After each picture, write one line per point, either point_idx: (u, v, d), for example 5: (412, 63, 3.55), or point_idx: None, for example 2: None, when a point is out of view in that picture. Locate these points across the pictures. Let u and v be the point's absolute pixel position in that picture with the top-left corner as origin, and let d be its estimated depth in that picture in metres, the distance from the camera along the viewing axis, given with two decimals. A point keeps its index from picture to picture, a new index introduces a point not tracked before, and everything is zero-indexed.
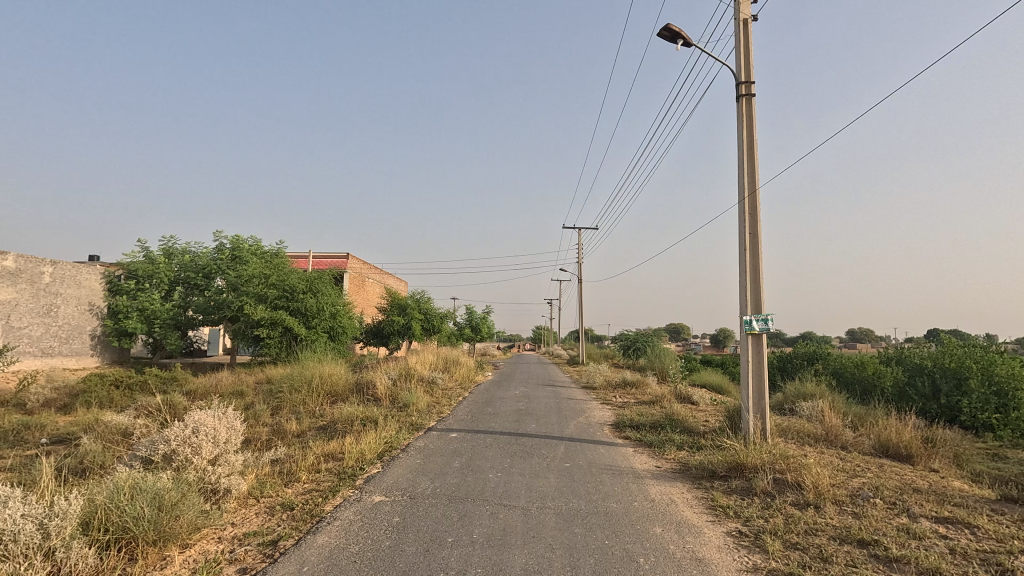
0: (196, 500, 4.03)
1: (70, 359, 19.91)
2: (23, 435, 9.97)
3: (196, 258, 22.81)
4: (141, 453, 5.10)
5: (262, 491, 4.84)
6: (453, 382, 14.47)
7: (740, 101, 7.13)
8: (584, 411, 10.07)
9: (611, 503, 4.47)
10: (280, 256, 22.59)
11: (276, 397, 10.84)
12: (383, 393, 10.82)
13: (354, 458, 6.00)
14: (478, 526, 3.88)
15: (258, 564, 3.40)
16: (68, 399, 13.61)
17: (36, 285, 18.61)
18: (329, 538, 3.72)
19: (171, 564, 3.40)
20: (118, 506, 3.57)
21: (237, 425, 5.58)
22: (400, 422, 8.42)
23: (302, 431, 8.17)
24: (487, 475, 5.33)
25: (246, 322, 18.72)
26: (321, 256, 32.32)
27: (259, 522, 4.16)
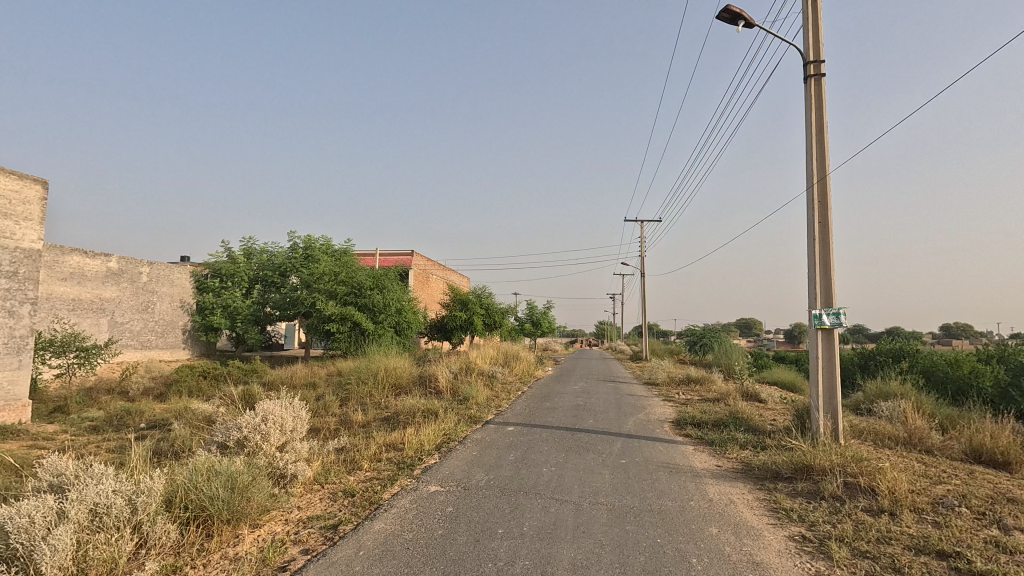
0: (265, 484, 4.30)
1: (165, 351, 21.71)
2: (124, 420, 10.98)
3: (272, 257, 24.50)
4: (217, 439, 5.50)
5: (326, 478, 5.08)
6: (513, 376, 14.58)
7: (808, 82, 6.73)
8: (644, 407, 9.88)
9: (666, 501, 4.37)
10: (348, 255, 23.62)
11: (346, 389, 11.37)
12: (444, 386, 11.08)
13: (413, 448, 6.19)
14: (529, 518, 3.91)
15: (319, 546, 3.59)
16: (162, 388, 14.87)
17: (137, 284, 20.32)
18: (384, 525, 3.87)
19: (243, 542, 3.66)
20: (196, 487, 3.88)
21: (304, 414, 5.90)
22: (460, 415, 8.57)
23: (367, 422, 8.50)
24: (541, 469, 5.34)
25: (319, 317, 19.75)
26: (387, 254, 33.49)
27: (322, 507, 4.38)
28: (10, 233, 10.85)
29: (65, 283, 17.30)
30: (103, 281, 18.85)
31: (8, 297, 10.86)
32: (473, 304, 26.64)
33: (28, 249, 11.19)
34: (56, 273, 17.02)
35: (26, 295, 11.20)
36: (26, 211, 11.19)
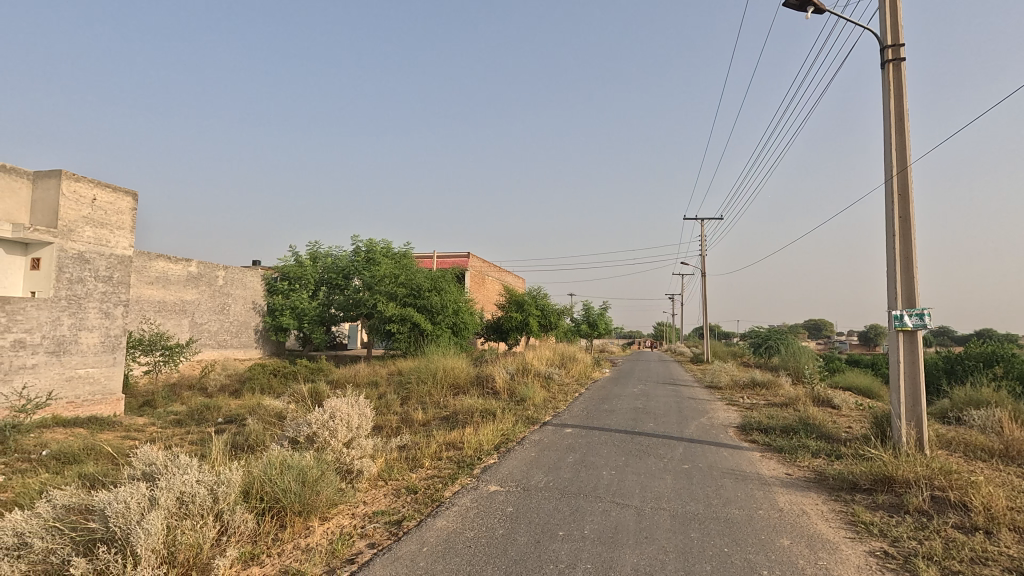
0: (333, 478, 4.49)
1: (239, 351, 23.02)
2: (204, 415, 11.74)
3: (337, 260, 25.58)
4: (289, 434, 5.78)
5: (390, 475, 5.23)
6: (570, 378, 14.52)
7: (885, 68, 6.32)
8: (706, 411, 9.57)
9: (732, 510, 4.21)
10: (408, 257, 24.26)
11: (406, 388, 11.67)
12: (501, 387, 11.16)
13: (472, 447, 6.28)
14: (590, 522, 3.87)
15: (384, 540, 3.70)
16: (237, 385, 15.82)
17: (214, 287, 21.63)
18: (447, 522, 3.94)
19: (314, 534, 3.83)
20: (270, 479, 4.10)
21: (369, 411, 6.11)
22: (518, 416, 8.60)
23: (427, 420, 8.70)
24: (601, 471, 5.27)
25: (380, 318, 20.45)
26: (445, 256, 34.14)
27: (386, 502, 4.51)
28: (106, 241, 11.84)
29: (152, 286, 18.68)
30: (185, 285, 20.19)
31: (105, 300, 11.83)
32: (529, 305, 26.71)
33: (121, 255, 12.16)
34: (144, 277, 18.39)
35: (119, 298, 12.17)
36: (119, 220, 12.17)
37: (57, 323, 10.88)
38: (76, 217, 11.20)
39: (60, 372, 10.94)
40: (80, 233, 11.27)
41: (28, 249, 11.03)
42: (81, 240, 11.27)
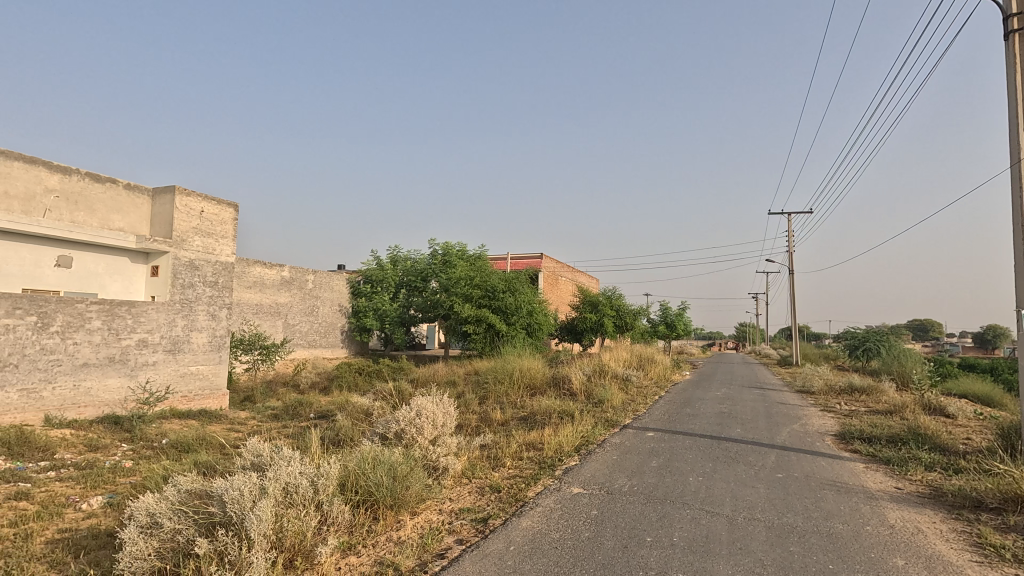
0: (421, 474, 4.65)
1: (327, 350, 24.39)
2: (298, 410, 12.56)
3: (415, 263, 26.61)
4: (378, 430, 6.05)
5: (473, 473, 5.35)
6: (648, 380, 14.15)
7: (1009, 40, 5.66)
8: (799, 417, 9.01)
9: (836, 524, 3.93)
10: (483, 259, 24.69)
11: (484, 387, 11.87)
12: (578, 388, 11.07)
13: (553, 448, 6.27)
14: (679, 529, 3.75)
15: (472, 537, 3.78)
16: (326, 382, 16.78)
17: (305, 290, 23.00)
18: (532, 522, 3.96)
19: (405, 527, 3.98)
20: (364, 474, 4.30)
21: (453, 410, 6.27)
22: (596, 417, 8.50)
23: (505, 420, 8.80)
24: (688, 478, 5.10)
25: (457, 319, 20.97)
26: (518, 257, 34.43)
27: (471, 500, 4.60)
28: (212, 249, 12.93)
29: (250, 290, 20.19)
30: (279, 289, 21.65)
31: (212, 303, 12.93)
32: (604, 305, 26.34)
33: (224, 262, 13.25)
34: (243, 281, 19.92)
35: (224, 301, 13.25)
36: (223, 230, 13.26)
37: (173, 324, 12.00)
38: (187, 227, 12.31)
39: (176, 369, 12.07)
40: (191, 243, 12.37)
41: (149, 257, 12.30)
42: (191, 249, 12.37)
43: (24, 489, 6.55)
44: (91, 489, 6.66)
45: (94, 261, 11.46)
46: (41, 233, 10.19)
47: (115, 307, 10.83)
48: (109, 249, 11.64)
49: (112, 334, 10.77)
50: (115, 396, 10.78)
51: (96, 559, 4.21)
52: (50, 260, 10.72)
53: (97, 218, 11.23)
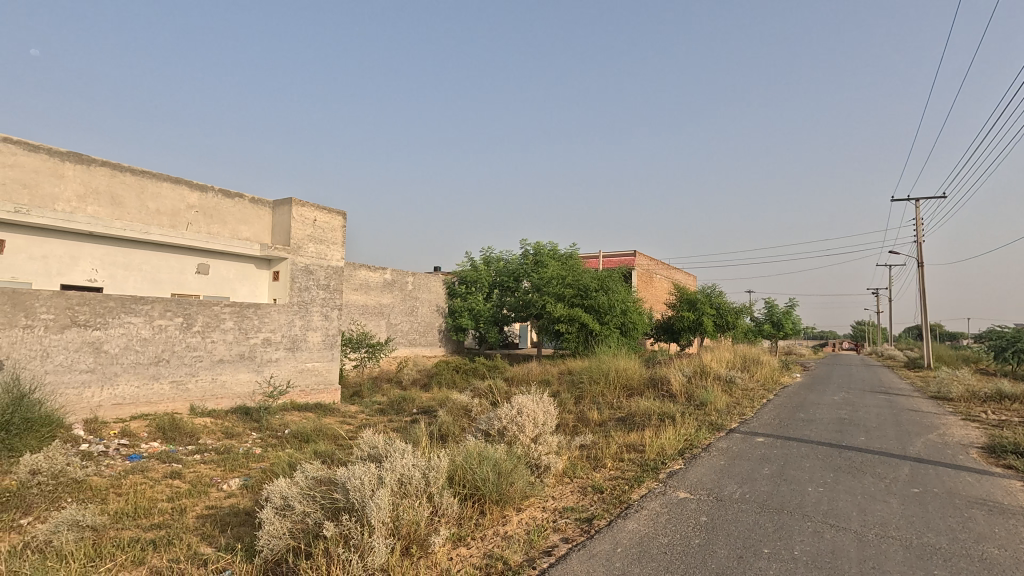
0: (524, 472, 4.72)
1: (426, 349, 25.46)
2: (402, 405, 13.24)
3: (508, 263, 27.13)
4: (481, 426, 6.23)
5: (575, 472, 5.36)
6: (754, 382, 13.34)
7: None
8: (936, 426, 8.06)
9: (989, 548, 3.49)
10: (574, 258, 24.57)
11: (579, 387, 11.81)
12: (678, 390, 10.69)
13: (655, 451, 6.11)
14: (799, 542, 3.51)
15: (578, 536, 3.79)
16: (426, 379, 17.56)
17: (405, 292, 24.15)
18: (638, 525, 3.89)
19: (511, 523, 4.08)
20: (470, 469, 4.45)
21: (553, 409, 6.31)
22: (699, 420, 8.16)
23: (603, 420, 8.71)
24: (806, 488, 4.75)
25: (549, 319, 21.04)
26: (611, 255, 33.86)
27: (574, 499, 4.61)
28: (324, 255, 13.98)
29: (357, 292, 21.57)
30: (382, 290, 22.90)
31: (324, 305, 13.97)
32: (703, 303, 25.18)
33: (335, 266, 14.26)
34: (351, 284, 21.32)
35: (335, 303, 14.26)
36: (333, 236, 14.26)
37: (292, 324, 13.11)
38: (303, 235, 13.41)
39: (295, 365, 13.19)
40: (306, 249, 13.44)
41: (271, 263, 13.53)
42: (306, 255, 13.46)
43: (177, 469, 7.48)
44: (229, 472, 7.47)
45: (226, 268, 12.79)
46: (184, 244, 11.54)
47: (244, 308, 12.03)
48: (239, 257, 12.94)
49: (242, 333, 11.96)
50: (246, 389, 12.00)
51: (238, 534, 4.72)
52: (192, 268, 12.11)
53: (228, 229, 12.55)
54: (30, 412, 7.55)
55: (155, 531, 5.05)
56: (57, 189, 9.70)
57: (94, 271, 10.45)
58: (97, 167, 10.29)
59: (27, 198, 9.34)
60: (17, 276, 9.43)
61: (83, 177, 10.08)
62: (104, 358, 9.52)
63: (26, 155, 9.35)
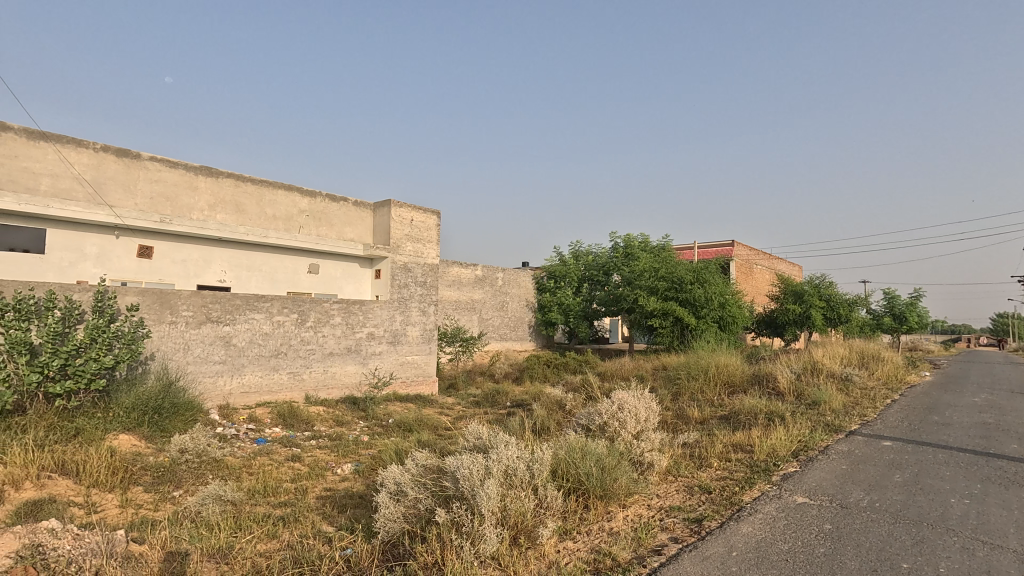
0: (628, 468, 4.64)
1: (517, 343, 25.77)
2: (496, 398, 13.53)
3: (597, 257, 26.82)
4: (581, 421, 6.21)
5: (679, 471, 5.20)
6: (874, 380, 12.19)
7: None
8: None
9: None
10: (667, 250, 23.76)
11: (676, 383, 11.42)
12: (786, 387, 10.02)
13: (766, 452, 5.77)
14: (945, 559, 3.16)
15: (687, 537, 3.67)
16: (518, 373, 17.82)
17: (496, 287, 24.58)
18: (753, 529, 3.69)
19: (616, 519, 4.04)
20: (573, 463, 4.45)
21: (655, 405, 6.14)
22: (814, 420, 7.59)
23: (704, 418, 8.37)
24: (948, 499, 4.26)
25: (641, 313, 20.54)
26: (706, 246, 32.36)
27: (680, 498, 4.47)
28: (421, 253, 14.56)
29: (450, 288, 22.27)
30: (473, 286, 23.47)
31: (422, 301, 14.57)
32: (811, 294, 23.18)
33: (431, 264, 14.80)
34: (444, 280, 22.06)
35: (431, 298, 14.82)
36: (429, 235, 14.82)
37: (393, 319, 13.80)
38: (401, 235, 14.05)
39: (397, 358, 13.90)
40: (404, 248, 14.09)
41: (373, 262, 14.33)
42: (404, 254, 14.10)
43: (297, 453, 8.16)
44: (342, 457, 8.05)
45: (334, 267, 13.71)
46: (297, 246, 12.52)
47: (350, 305, 12.84)
48: (344, 256, 13.83)
49: (349, 328, 12.78)
50: (353, 380, 12.83)
51: (356, 515, 5.06)
52: (304, 268, 13.12)
53: (335, 231, 13.44)
54: (176, 398, 8.57)
55: (283, 508, 5.56)
56: (192, 200, 10.89)
57: (223, 272, 11.63)
58: (224, 179, 11.41)
59: (169, 209, 10.57)
60: (163, 278, 10.71)
61: (213, 188, 11.22)
62: (234, 351, 10.58)
63: (167, 171, 10.57)
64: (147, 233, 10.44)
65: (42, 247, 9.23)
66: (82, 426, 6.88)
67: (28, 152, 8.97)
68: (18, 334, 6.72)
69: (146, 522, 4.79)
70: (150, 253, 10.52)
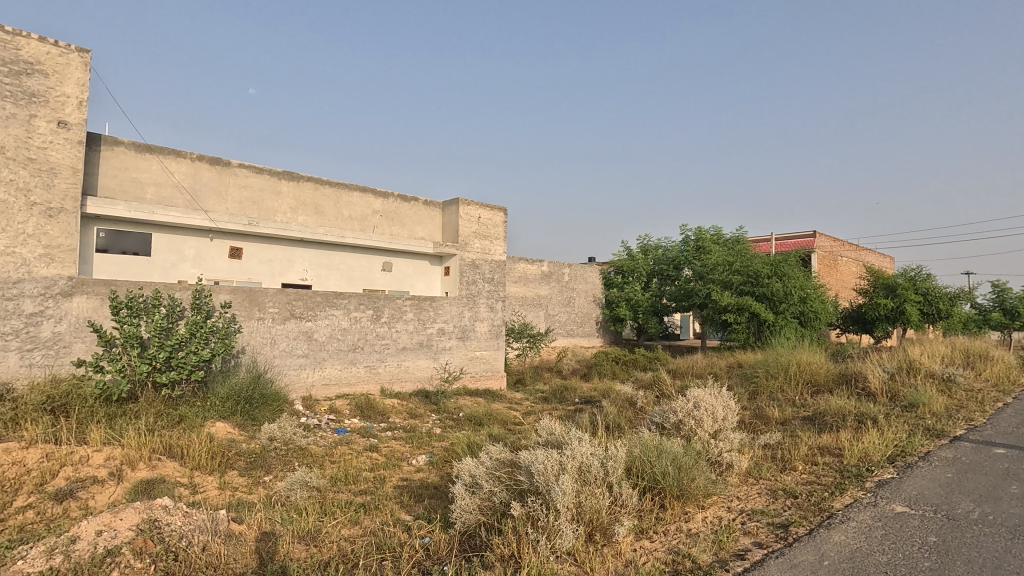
0: (706, 468, 4.49)
1: (585, 339, 25.54)
2: (564, 394, 13.50)
3: (667, 251, 26.10)
4: (655, 419, 6.06)
5: (760, 473, 4.97)
6: (981, 381, 11.10)
7: None
8: None
9: None
10: (741, 243, 22.73)
11: (753, 381, 10.92)
12: (878, 388, 9.32)
13: (857, 456, 5.40)
14: None
15: (772, 542, 3.50)
16: (586, 369, 17.69)
17: (562, 283, 24.47)
18: (847, 537, 3.47)
19: (694, 520, 3.93)
20: (648, 461, 4.36)
21: (733, 404, 5.89)
22: (911, 424, 7.00)
23: (786, 418, 7.95)
24: None
25: (714, 308, 19.80)
26: (785, 237, 30.65)
27: (763, 502, 4.27)
28: (488, 250, 14.74)
29: (517, 284, 22.42)
30: (540, 282, 23.49)
31: (490, 297, 14.75)
32: (904, 288, 21.62)
33: (498, 260, 14.96)
34: (511, 277, 22.23)
35: (499, 294, 14.96)
36: (496, 232, 14.97)
37: (462, 315, 14.06)
38: (469, 232, 14.29)
39: (467, 353, 14.18)
40: (472, 246, 14.32)
41: (442, 259, 14.66)
42: (472, 251, 14.33)
43: (374, 444, 8.50)
44: (417, 448, 8.32)
45: (405, 265, 14.16)
46: (371, 245, 13.02)
47: (422, 301, 13.20)
48: (415, 255, 14.25)
49: (421, 323, 13.16)
50: (425, 374, 13.20)
51: (432, 506, 5.21)
52: (378, 266, 13.63)
53: (406, 230, 13.87)
54: (265, 390, 9.16)
55: (364, 496, 5.83)
56: (276, 204, 11.59)
57: (305, 271, 12.30)
58: (305, 182, 12.05)
59: (256, 213, 11.30)
60: (252, 277, 11.48)
61: (295, 192, 11.88)
62: (315, 345, 11.17)
63: (254, 177, 11.29)
64: (237, 235, 11.20)
65: (149, 249, 10.14)
66: (185, 414, 7.49)
67: (137, 163, 9.86)
68: (130, 329, 7.45)
69: (243, 504, 5.17)
70: (240, 254, 11.31)
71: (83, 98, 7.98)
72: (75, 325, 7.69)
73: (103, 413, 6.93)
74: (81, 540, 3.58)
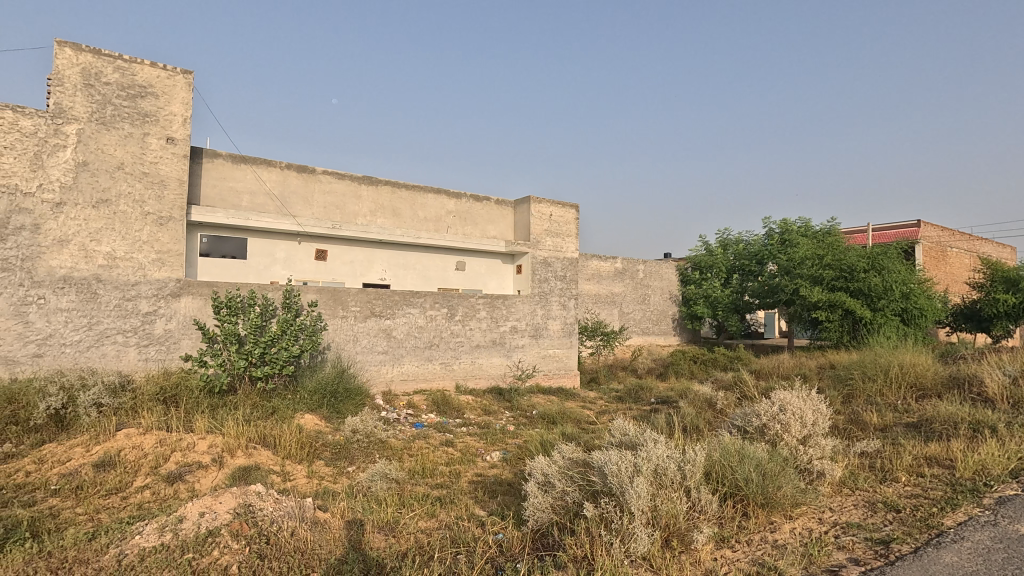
0: (794, 476, 4.21)
1: (661, 338, 24.83)
2: (639, 394, 13.20)
3: (748, 245, 24.79)
4: (736, 422, 5.78)
5: (857, 483, 4.59)
6: None
7: None
8: None
9: None
10: (833, 235, 21.19)
11: (848, 383, 10.13)
12: (997, 393, 8.35)
13: (972, 468, 4.86)
14: None
15: (871, 559, 3.21)
16: (662, 368, 17.19)
17: (637, 280, 23.90)
18: (960, 559, 3.12)
19: (780, 531, 3.69)
20: (729, 467, 4.15)
21: (825, 408, 5.48)
22: None
23: (886, 424, 7.32)
24: None
25: (802, 305, 18.61)
26: (883, 228, 28.22)
27: (860, 515, 3.94)
28: (561, 248, 14.67)
29: (589, 281, 22.15)
30: (614, 279, 23.07)
31: (563, 294, 14.69)
32: None
33: (571, 258, 14.85)
34: (583, 274, 21.99)
35: (571, 292, 14.85)
36: (568, 229, 14.87)
37: (535, 313, 14.10)
38: (541, 230, 14.29)
39: (540, 351, 14.21)
40: (544, 243, 14.31)
41: (514, 258, 14.76)
42: (544, 249, 14.32)
43: (450, 439, 8.71)
44: (491, 445, 8.43)
45: (479, 264, 14.40)
46: (446, 245, 13.33)
47: (495, 299, 13.36)
48: (488, 253, 14.43)
49: (494, 321, 13.32)
50: (498, 371, 13.37)
51: (505, 502, 5.26)
52: (452, 265, 13.94)
53: (479, 230, 14.09)
54: (349, 384, 9.62)
55: (440, 489, 5.98)
56: (357, 208, 12.15)
57: (384, 272, 12.81)
58: (383, 186, 12.55)
59: (339, 216, 11.90)
60: (335, 277, 12.11)
61: (373, 195, 12.40)
62: (394, 342, 11.61)
63: (337, 182, 11.89)
64: (323, 238, 11.86)
65: (245, 253, 10.96)
66: (277, 406, 8.02)
67: (233, 174, 10.67)
68: (229, 326, 8.08)
69: (328, 492, 5.47)
70: (325, 255, 11.96)
71: (187, 115, 8.75)
72: (183, 323, 8.46)
73: (207, 404, 7.58)
74: (187, 520, 3.94)
